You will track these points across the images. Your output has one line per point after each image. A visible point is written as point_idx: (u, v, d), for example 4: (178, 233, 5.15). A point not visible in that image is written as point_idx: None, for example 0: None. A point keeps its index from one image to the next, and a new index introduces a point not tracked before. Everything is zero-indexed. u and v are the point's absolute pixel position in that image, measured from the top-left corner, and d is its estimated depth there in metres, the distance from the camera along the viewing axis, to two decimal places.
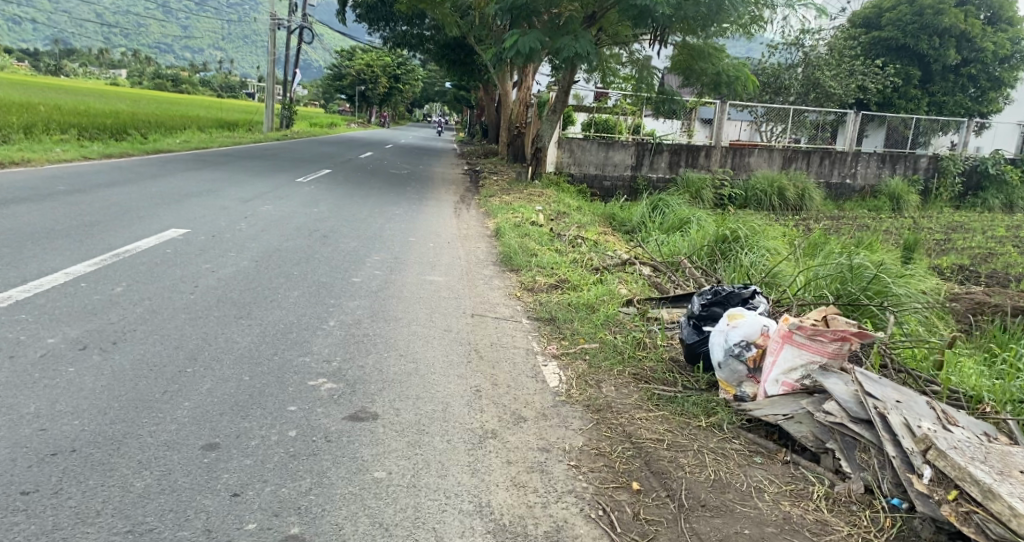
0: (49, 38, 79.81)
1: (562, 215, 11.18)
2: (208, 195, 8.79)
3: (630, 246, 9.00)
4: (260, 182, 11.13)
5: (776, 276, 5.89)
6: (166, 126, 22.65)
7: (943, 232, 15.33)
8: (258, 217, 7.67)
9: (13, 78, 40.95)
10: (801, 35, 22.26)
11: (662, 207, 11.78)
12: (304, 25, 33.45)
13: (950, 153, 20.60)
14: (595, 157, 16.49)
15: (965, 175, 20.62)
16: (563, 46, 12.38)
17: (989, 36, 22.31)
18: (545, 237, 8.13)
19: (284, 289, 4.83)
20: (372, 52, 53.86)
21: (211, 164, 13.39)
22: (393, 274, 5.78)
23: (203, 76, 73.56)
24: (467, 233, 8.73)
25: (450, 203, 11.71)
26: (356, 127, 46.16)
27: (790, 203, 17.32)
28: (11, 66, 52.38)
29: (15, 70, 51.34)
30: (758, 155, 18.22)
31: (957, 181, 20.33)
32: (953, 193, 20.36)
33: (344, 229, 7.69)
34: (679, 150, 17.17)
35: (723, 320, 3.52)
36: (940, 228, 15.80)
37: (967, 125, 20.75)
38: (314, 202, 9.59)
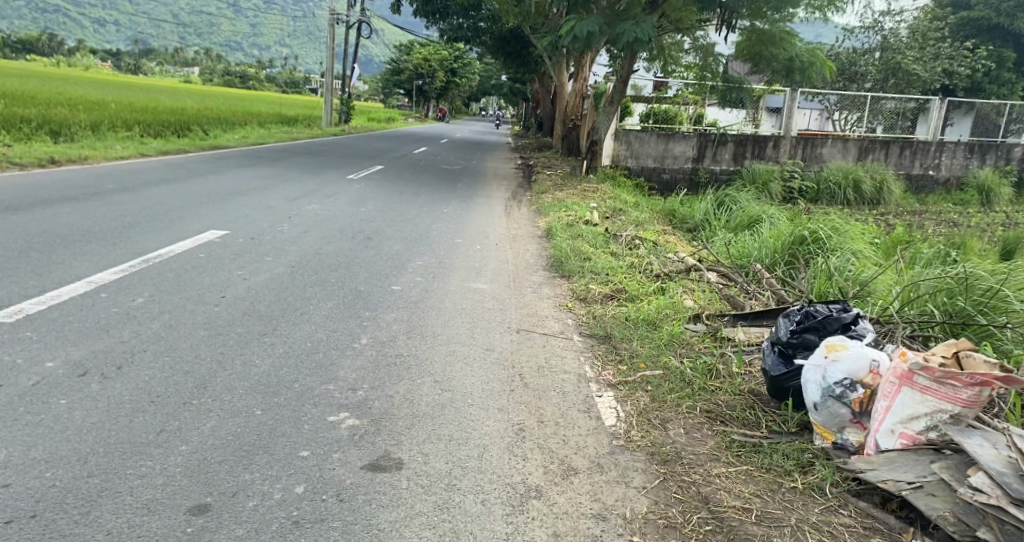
0: (127, 39, 83.06)
1: (620, 213, 10.61)
2: (255, 193, 8.58)
3: (694, 247, 8.39)
4: (310, 179, 10.91)
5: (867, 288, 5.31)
6: (227, 121, 22.93)
7: None
8: (301, 217, 7.38)
9: (92, 77, 42.54)
10: (880, 17, 20.84)
11: (730, 204, 10.99)
12: (363, 19, 33.47)
13: None
14: (653, 150, 15.77)
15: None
16: (624, 31, 11.71)
17: None
18: (601, 238, 7.58)
19: (317, 299, 4.45)
20: (432, 46, 53.93)
21: (265, 160, 13.32)
22: (436, 282, 5.36)
23: (270, 72, 75.34)
24: (517, 233, 8.26)
25: (502, 200, 11.28)
26: (414, 121, 46.18)
27: (866, 197, 16.21)
28: (92, 65, 54.56)
29: (95, 69, 53.51)
30: (831, 146, 17.13)
31: None
32: None
33: (389, 231, 7.33)
34: (744, 140, 16.25)
35: (817, 351, 2.93)
36: None
37: None
38: (363, 200, 9.29)
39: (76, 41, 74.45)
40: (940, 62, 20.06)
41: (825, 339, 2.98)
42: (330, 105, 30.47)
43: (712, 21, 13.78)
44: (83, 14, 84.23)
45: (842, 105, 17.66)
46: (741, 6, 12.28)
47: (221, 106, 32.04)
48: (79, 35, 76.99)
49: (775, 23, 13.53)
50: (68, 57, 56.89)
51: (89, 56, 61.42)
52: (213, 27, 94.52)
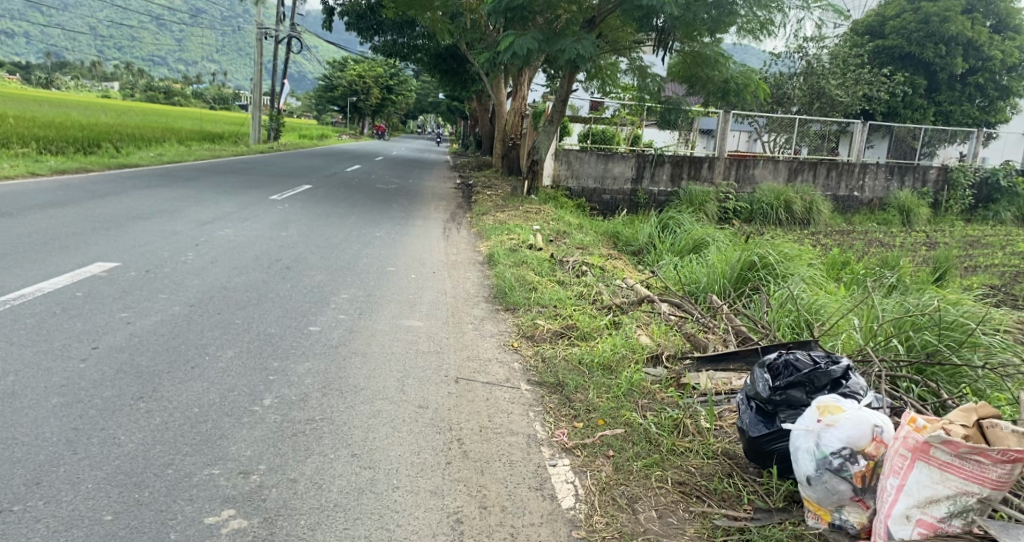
0: (40, 52, 78.80)
1: (561, 236, 10.20)
2: (163, 217, 7.75)
3: (641, 274, 8.04)
4: (229, 200, 10.09)
5: (829, 320, 4.99)
6: (142, 138, 21.57)
7: (961, 246, 14.39)
8: (212, 243, 6.63)
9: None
10: (805, 41, 21.35)
11: (673, 227, 10.68)
12: (293, 34, 32.49)
13: (959, 164, 19.75)
14: (594, 170, 15.50)
15: (975, 187, 19.73)
16: (563, 46, 11.42)
17: (996, 44, 21.64)
18: (545, 265, 7.09)
19: (215, 348, 3.76)
20: (365, 63, 53.12)
21: (181, 179, 12.38)
22: (361, 320, 4.72)
23: (196, 88, 72.71)
24: (454, 259, 7.68)
25: (438, 222, 10.70)
26: (346, 138, 45.14)
27: (796, 217, 16.35)
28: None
29: (3, 82, 50.32)
30: (763, 166, 17.22)
31: (967, 193, 19.40)
32: (964, 206, 19.40)
33: (311, 258, 6.64)
34: (681, 161, 16.16)
35: (807, 413, 2.45)
36: (957, 243, 14.87)
37: (976, 135, 19.98)
38: (285, 223, 8.57)
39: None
40: (862, 87, 20.65)
41: (814, 397, 2.50)
42: (257, 122, 29.26)
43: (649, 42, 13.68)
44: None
45: (770, 127, 17.77)
46: (678, 28, 12.18)
47: (138, 122, 30.33)
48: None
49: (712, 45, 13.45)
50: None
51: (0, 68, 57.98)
52: (135, 41, 90.91)
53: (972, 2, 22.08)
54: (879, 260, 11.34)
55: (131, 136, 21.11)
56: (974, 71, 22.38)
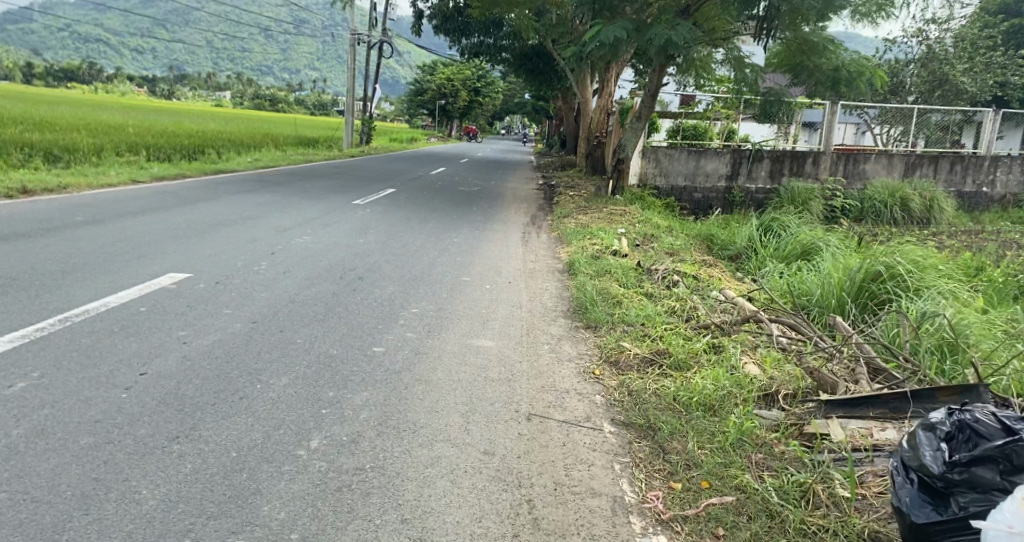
0: (161, 66, 84.51)
1: (651, 240, 9.53)
2: (244, 223, 7.67)
3: (742, 283, 7.29)
4: (313, 205, 10.03)
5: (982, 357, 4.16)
6: (242, 144, 22.32)
7: None
8: (287, 251, 6.43)
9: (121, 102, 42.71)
10: (926, 25, 19.53)
11: (776, 230, 9.77)
12: (385, 39, 33.01)
13: None
14: (684, 167, 14.65)
15: None
16: (655, 35, 10.74)
17: None
18: (632, 275, 6.46)
19: (268, 372, 3.42)
20: (456, 65, 53.58)
21: (271, 185, 12.50)
22: (430, 340, 4.31)
23: (297, 94, 75.71)
24: (535, 267, 7.19)
25: (521, 226, 10.27)
26: (438, 141, 45.59)
27: (915, 215, 14.85)
28: (123, 90, 55.17)
29: (127, 94, 54.05)
30: (875, 162, 15.79)
31: None
32: None
33: (386, 268, 6.32)
34: (781, 156, 15.03)
35: (1011, 509, 1.88)
36: None
37: None
38: (365, 229, 8.34)
39: (112, 68, 75.96)
40: (992, 72, 18.68)
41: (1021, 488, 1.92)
42: (351, 126, 29.84)
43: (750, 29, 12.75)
44: (117, 42, 85.97)
45: (884, 118, 16.60)
46: (785, 15, 11.25)
47: (242, 128, 31.59)
48: (115, 62, 78.46)
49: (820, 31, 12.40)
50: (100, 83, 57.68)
51: (123, 82, 62.35)
52: (243, 52, 95.78)
53: None
54: (1018, 266, 10.01)
55: (231, 142, 21.88)
56: None
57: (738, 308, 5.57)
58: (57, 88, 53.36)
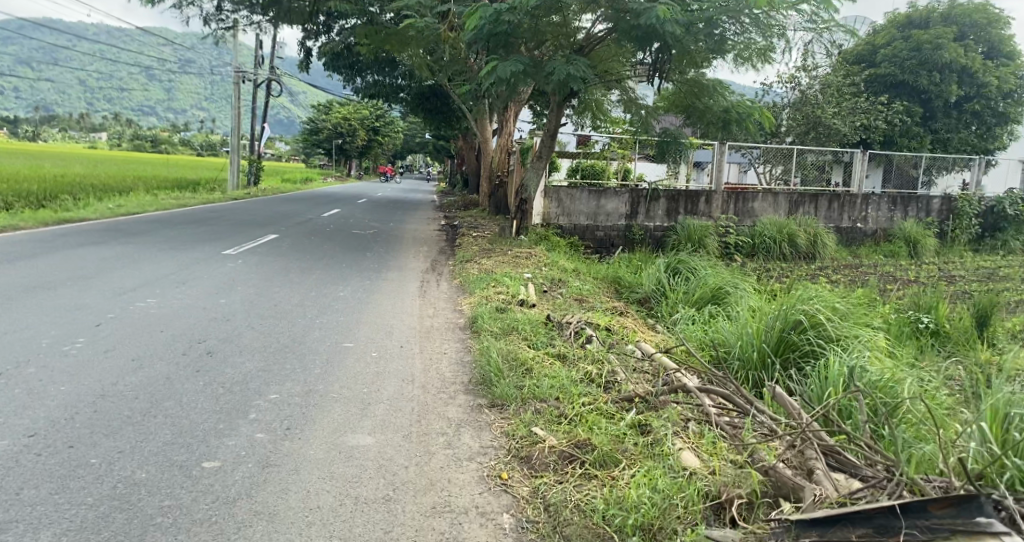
0: (28, 105, 78.34)
1: (557, 286, 8.89)
2: (72, 287, 6.43)
3: (656, 334, 6.70)
4: (172, 259, 8.78)
5: (938, 436, 3.62)
6: (105, 189, 20.30)
7: (982, 281, 13.12)
8: (118, 322, 5.30)
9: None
10: (798, 71, 20.39)
11: (679, 273, 9.33)
12: (271, 77, 31.48)
13: (962, 192, 18.55)
14: (586, 207, 14.27)
15: (981, 216, 18.47)
16: (553, 69, 10.42)
17: (992, 70, 20.64)
18: (543, 331, 5.69)
19: (25, 524, 2.42)
20: (350, 104, 52.38)
21: (126, 235, 11.06)
22: (285, 443, 3.35)
23: (184, 135, 71.89)
24: (431, 323, 6.32)
25: (417, 273, 9.41)
26: (332, 181, 44.01)
27: (801, 252, 15.10)
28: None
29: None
30: (763, 200, 15.99)
31: (974, 222, 18.13)
32: (971, 235, 18.10)
33: (245, 337, 5.29)
34: (677, 196, 14.96)
35: None
36: (976, 277, 13.61)
37: (978, 163, 18.85)
38: (228, 286, 7.24)
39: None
40: (860, 115, 19.60)
41: None
42: (235, 167, 28.07)
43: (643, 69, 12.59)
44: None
45: (765, 159, 16.64)
46: (675, 55, 11.11)
47: (112, 171, 29.08)
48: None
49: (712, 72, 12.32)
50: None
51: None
52: (122, 91, 90.52)
53: (964, 29, 21.32)
54: (908, 302, 10.07)
55: (93, 187, 19.85)
56: (970, 98, 21.33)
57: (664, 371, 4.86)
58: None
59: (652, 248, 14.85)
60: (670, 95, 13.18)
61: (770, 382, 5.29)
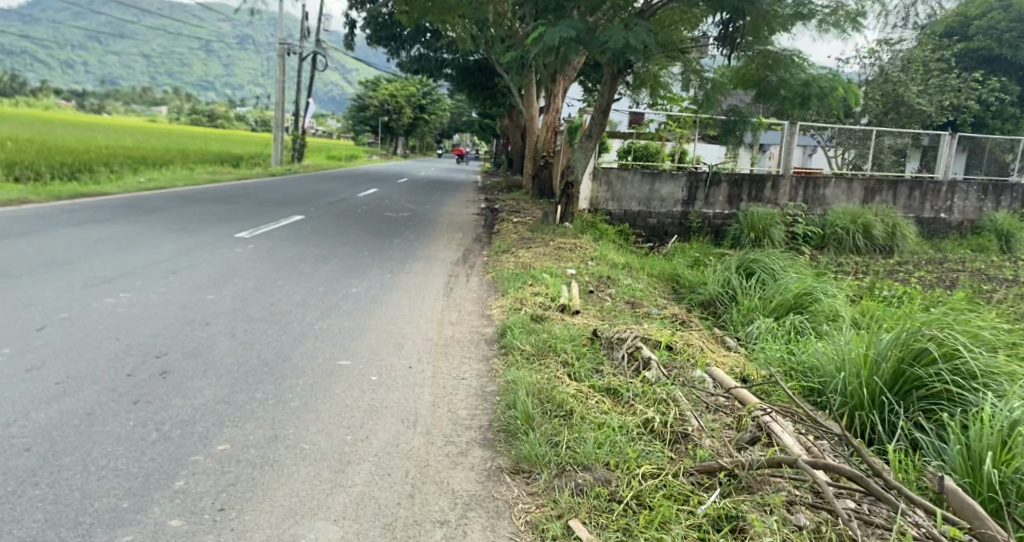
0: (96, 79, 80.29)
1: (607, 287, 7.71)
2: (42, 277, 5.60)
3: (729, 354, 5.49)
4: (178, 241, 7.94)
5: None
6: (143, 161, 19.88)
7: None
8: (68, 325, 4.40)
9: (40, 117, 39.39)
10: (878, 45, 18.49)
11: (749, 274, 8.00)
12: (319, 51, 30.70)
13: None
14: (638, 191, 12.98)
15: None
16: (608, 38, 9.11)
17: None
18: (586, 355, 4.53)
19: None
20: (399, 81, 51.56)
21: (141, 211, 10.31)
22: (205, 538, 2.33)
23: (241, 110, 72.49)
24: (452, 334, 5.20)
25: (447, 264, 8.36)
26: (380, 158, 43.28)
27: (878, 244, 13.39)
28: (47, 105, 51.62)
29: (51, 109, 50.56)
30: (835, 186, 14.35)
31: None
32: None
33: (218, 349, 4.30)
34: (739, 180, 13.50)
35: None
36: None
37: None
38: (224, 277, 6.30)
39: (41, 81, 71.64)
40: (949, 94, 17.59)
41: None
42: (281, 142, 27.45)
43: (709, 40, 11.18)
44: (49, 55, 81.54)
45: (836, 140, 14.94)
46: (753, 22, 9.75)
47: (162, 143, 28.91)
48: (45, 74, 74.14)
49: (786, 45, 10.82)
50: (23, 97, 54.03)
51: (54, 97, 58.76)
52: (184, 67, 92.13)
53: None
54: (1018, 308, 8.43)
55: (132, 159, 19.42)
56: None
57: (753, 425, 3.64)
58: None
59: (710, 237, 13.45)
60: (737, 70, 11.50)
61: (890, 437, 3.91)
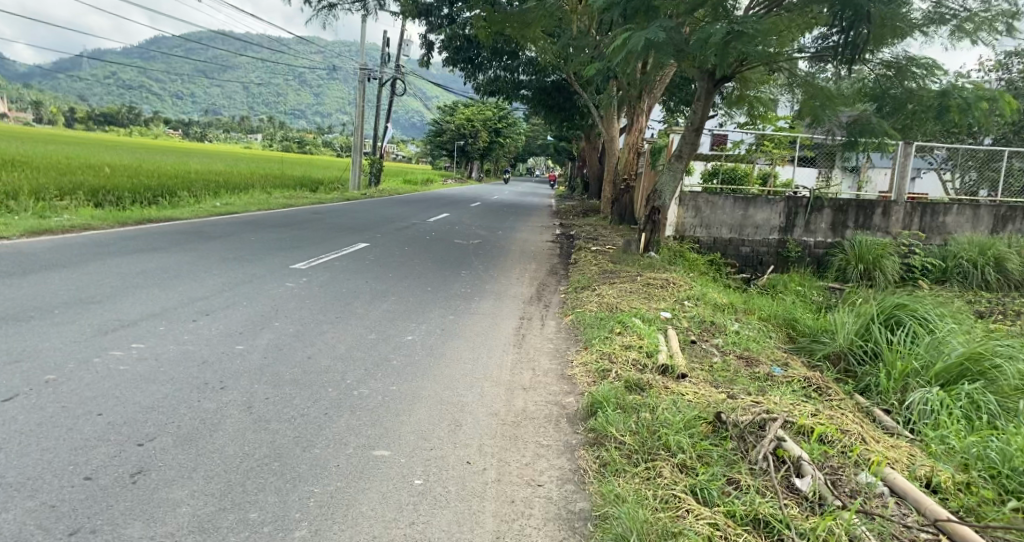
0: (193, 109, 84.46)
1: (710, 334, 6.49)
2: (50, 320, 4.79)
3: (892, 441, 4.18)
4: (224, 274, 7.13)
5: None
6: (220, 184, 19.67)
7: None
8: (47, 392, 3.50)
9: (135, 142, 41.02)
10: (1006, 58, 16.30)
11: (899, 326, 6.46)
12: (398, 76, 30.46)
13: None
14: (729, 216, 11.53)
15: None
16: (708, 34, 7.79)
17: None
18: (709, 455, 3.31)
19: None
20: (476, 106, 51.38)
21: (201, 238, 9.71)
22: None
23: (324, 136, 74.39)
24: (522, 405, 4.05)
25: (520, 302, 7.28)
26: (455, 183, 42.91)
27: (1011, 280, 11.24)
28: (145, 132, 54.08)
29: (147, 135, 52.93)
30: (960, 213, 12.25)
31: None
32: None
33: (224, 431, 3.29)
34: (845, 205, 11.78)
35: None
36: None
37: None
38: (262, 320, 5.37)
39: (142, 109, 75.70)
40: None
41: None
42: (358, 166, 27.12)
43: (818, 47, 9.32)
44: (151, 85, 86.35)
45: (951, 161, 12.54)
46: (877, 30, 8.02)
47: (244, 167, 29.12)
48: (148, 104, 78.43)
49: (907, 57, 9.16)
50: (123, 125, 56.86)
51: (157, 123, 62.03)
52: None
53: None
54: None
55: (209, 182, 19.24)
56: None
57: None
58: (90, 126, 52.94)
59: (812, 269, 11.82)
60: (851, 82, 9.76)
61: None
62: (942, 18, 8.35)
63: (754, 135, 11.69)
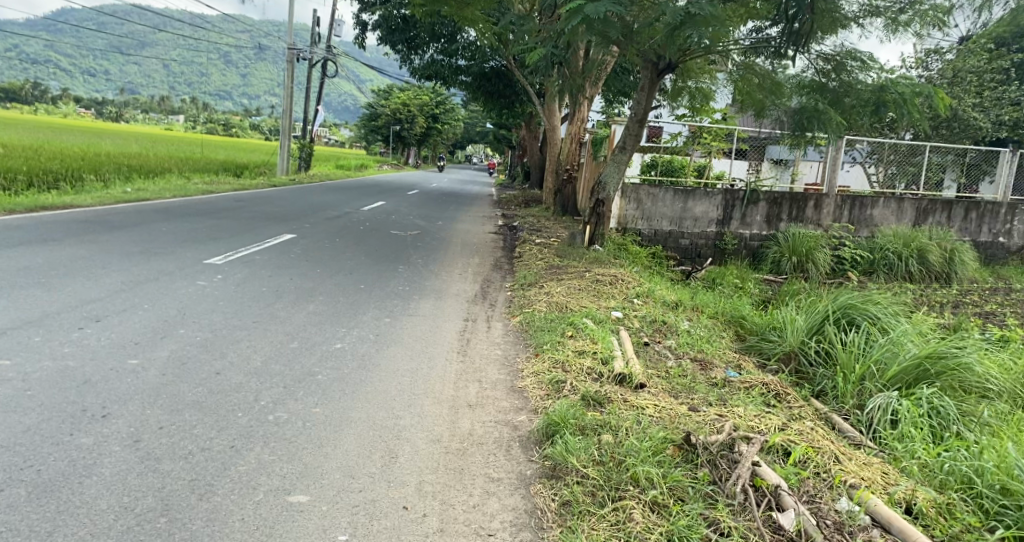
0: (110, 86, 79.79)
1: (662, 334, 6.13)
2: None
3: (863, 456, 3.88)
4: (126, 270, 6.35)
5: None
6: (135, 168, 18.31)
7: None
8: None
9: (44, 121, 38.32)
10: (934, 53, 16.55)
11: (852, 326, 6.20)
12: (330, 57, 29.22)
13: None
14: (669, 209, 11.26)
15: None
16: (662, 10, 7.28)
17: None
18: (681, 491, 2.91)
19: None
20: (412, 90, 50.14)
21: (106, 228, 8.81)
22: None
23: (253, 118, 71.54)
24: (467, 427, 3.55)
25: (460, 301, 6.75)
26: (390, 169, 41.82)
27: (935, 272, 11.34)
28: (55, 109, 50.67)
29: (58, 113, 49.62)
30: (885, 206, 12.33)
31: None
32: None
33: (98, 477, 2.70)
34: (780, 198, 11.69)
35: None
36: None
37: None
38: (164, 326, 4.70)
39: (53, 85, 71.02)
40: None
41: None
42: (287, 150, 25.91)
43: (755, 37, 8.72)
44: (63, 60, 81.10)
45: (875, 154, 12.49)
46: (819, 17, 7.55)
47: (164, 150, 27.45)
48: (59, 80, 73.61)
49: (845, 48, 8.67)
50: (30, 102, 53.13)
51: (68, 101, 58.15)
52: None
53: None
54: None
55: (121, 166, 17.87)
56: None
57: None
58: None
59: (747, 261, 11.73)
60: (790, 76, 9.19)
61: None
62: (877, 10, 7.93)
63: (691, 125, 11.23)
